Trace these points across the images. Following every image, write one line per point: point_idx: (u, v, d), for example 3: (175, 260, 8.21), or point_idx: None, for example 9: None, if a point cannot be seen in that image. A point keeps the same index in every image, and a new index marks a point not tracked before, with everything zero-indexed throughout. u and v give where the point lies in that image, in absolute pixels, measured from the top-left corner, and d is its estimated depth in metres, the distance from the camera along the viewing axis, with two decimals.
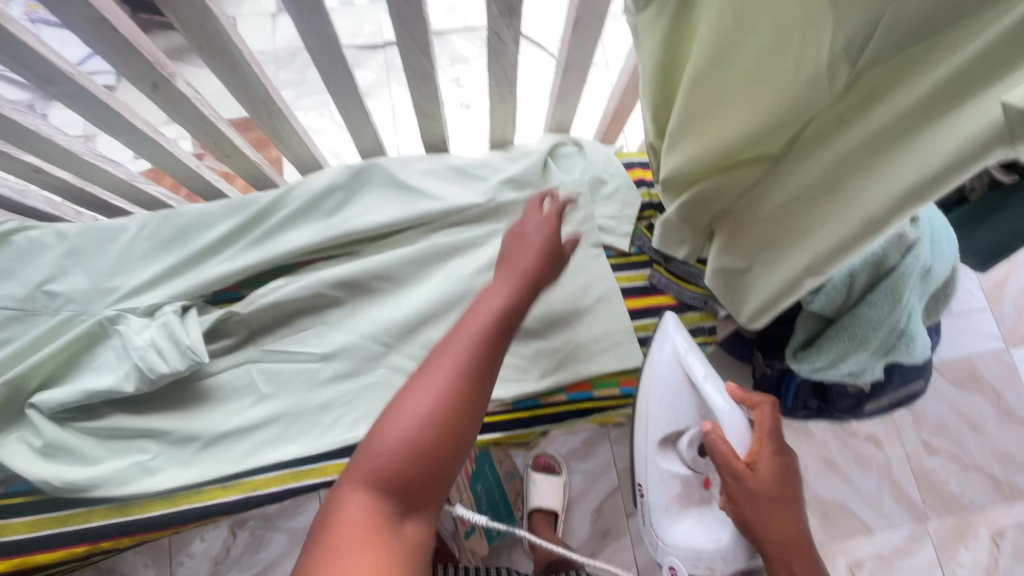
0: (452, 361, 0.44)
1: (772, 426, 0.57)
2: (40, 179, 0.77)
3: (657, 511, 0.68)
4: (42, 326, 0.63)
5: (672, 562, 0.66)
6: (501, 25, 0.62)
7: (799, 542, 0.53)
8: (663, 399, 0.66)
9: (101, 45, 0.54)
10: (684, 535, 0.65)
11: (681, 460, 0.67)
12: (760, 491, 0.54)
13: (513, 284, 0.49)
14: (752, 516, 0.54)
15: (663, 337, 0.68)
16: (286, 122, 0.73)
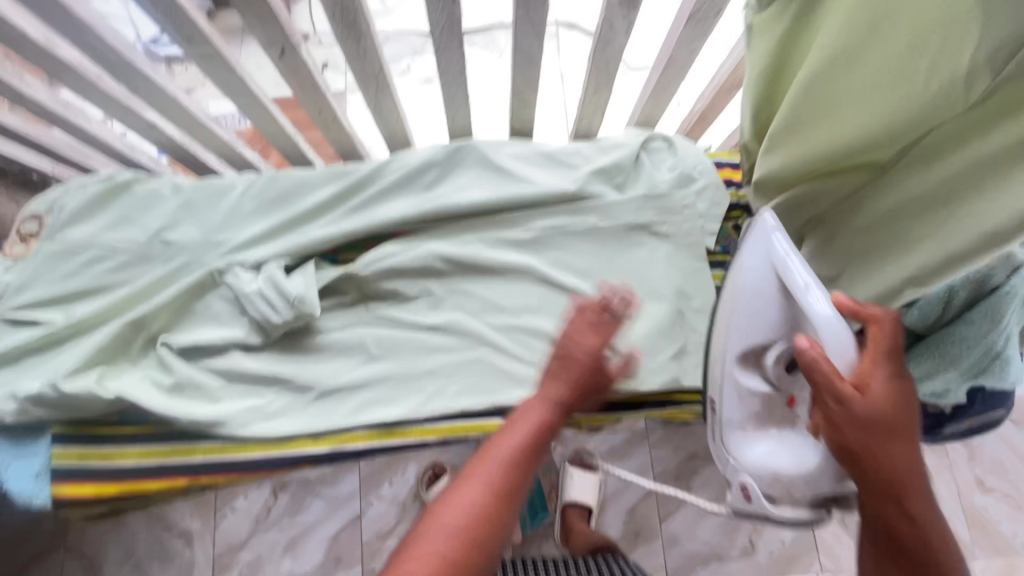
0: (498, 453, 0.49)
1: (892, 345, 0.47)
2: (153, 135, 0.81)
3: (729, 429, 0.61)
4: (156, 271, 0.67)
5: (743, 485, 0.60)
6: (616, 14, 0.64)
7: (910, 476, 0.45)
8: (753, 306, 0.57)
9: (246, 8, 0.57)
10: (760, 458, 0.59)
11: (764, 377, 0.59)
12: (868, 417, 0.45)
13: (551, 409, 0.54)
14: (857, 444, 0.46)
15: (755, 237, 0.58)
16: (390, 97, 0.76)
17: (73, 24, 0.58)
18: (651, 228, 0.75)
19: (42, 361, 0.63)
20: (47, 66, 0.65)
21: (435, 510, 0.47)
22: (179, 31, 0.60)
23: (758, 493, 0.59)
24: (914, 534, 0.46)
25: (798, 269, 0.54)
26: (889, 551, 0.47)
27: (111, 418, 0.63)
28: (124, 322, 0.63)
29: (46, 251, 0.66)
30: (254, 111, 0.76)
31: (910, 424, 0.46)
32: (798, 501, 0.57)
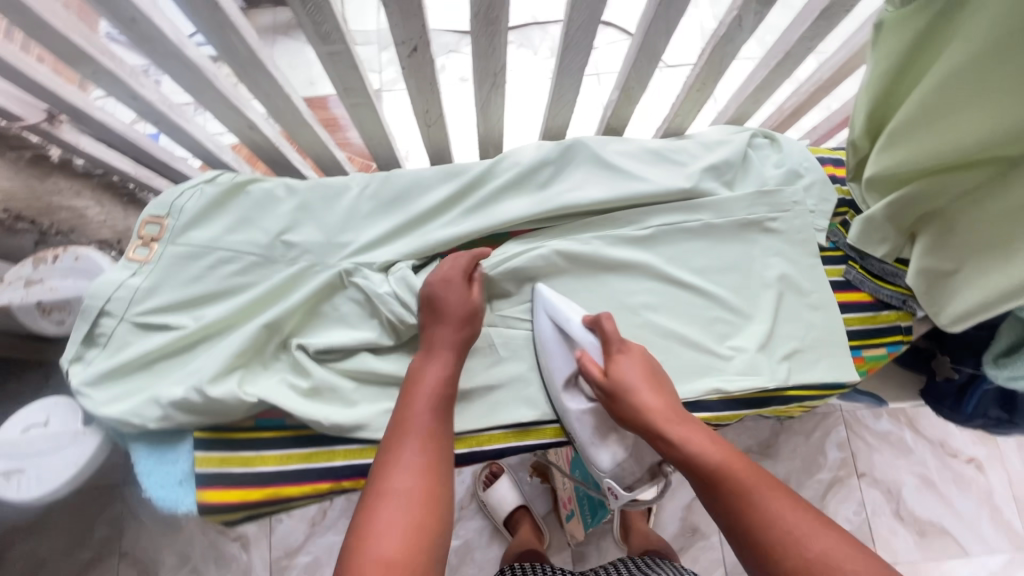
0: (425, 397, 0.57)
1: (612, 334, 0.62)
2: (250, 135, 0.80)
3: (585, 446, 0.64)
4: (283, 273, 0.67)
5: (606, 484, 0.63)
6: (750, 10, 0.63)
7: (654, 416, 0.56)
8: (540, 346, 0.68)
9: (394, 6, 0.56)
10: (614, 455, 0.63)
11: (584, 395, 0.65)
12: (619, 389, 0.59)
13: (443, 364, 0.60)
14: (629, 410, 0.58)
15: (534, 295, 0.70)
16: (500, 95, 0.75)
17: (216, 22, 0.57)
18: (762, 226, 0.75)
19: (177, 364, 0.63)
20: (172, 65, 0.64)
21: (416, 381, 0.58)
22: (318, 30, 0.59)
23: (618, 486, 0.62)
24: (679, 455, 0.54)
25: (552, 299, 0.68)
26: (693, 478, 0.53)
27: (247, 422, 0.62)
28: (261, 327, 0.64)
29: (171, 254, 0.65)
30: (362, 109, 0.75)
31: (654, 381, 0.60)
32: (642, 476, 0.63)
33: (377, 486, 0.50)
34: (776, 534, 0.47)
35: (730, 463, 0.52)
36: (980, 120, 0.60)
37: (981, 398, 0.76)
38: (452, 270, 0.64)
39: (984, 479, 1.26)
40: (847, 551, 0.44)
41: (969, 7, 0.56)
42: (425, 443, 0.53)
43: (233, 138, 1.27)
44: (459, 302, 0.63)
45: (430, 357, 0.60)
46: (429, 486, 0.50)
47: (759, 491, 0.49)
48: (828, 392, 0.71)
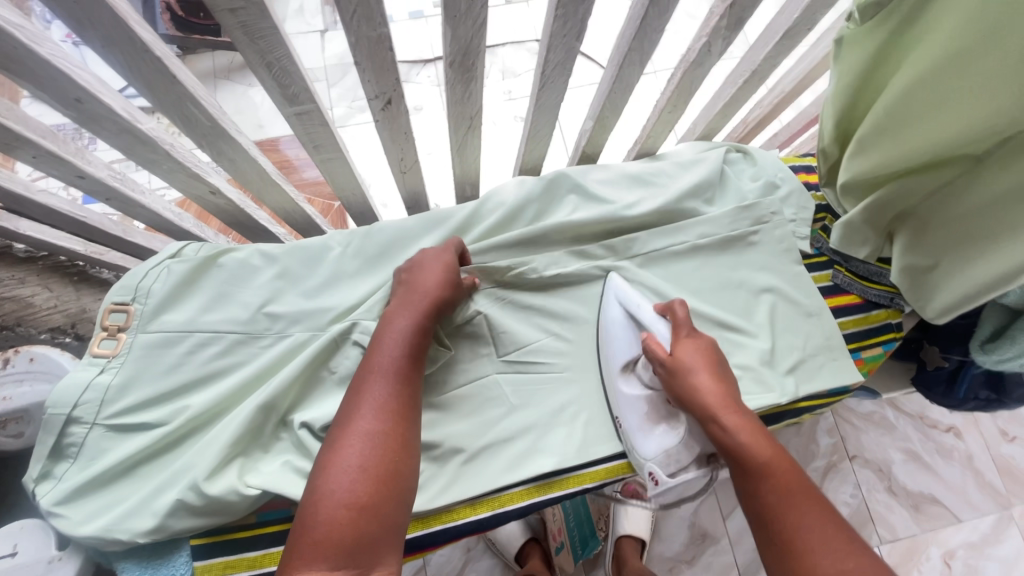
0: (389, 349, 0.55)
1: (684, 318, 0.62)
2: (213, 200, 0.76)
3: (631, 433, 0.63)
4: (271, 349, 0.63)
5: (648, 471, 0.61)
6: (719, 37, 0.64)
7: (711, 399, 0.55)
8: (603, 330, 0.68)
9: (366, 61, 0.53)
10: (661, 443, 0.61)
11: (640, 382, 0.63)
12: (680, 368, 0.58)
13: (411, 318, 0.57)
14: (686, 390, 0.57)
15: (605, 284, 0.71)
16: (477, 136, 0.73)
17: (173, 95, 0.52)
18: (747, 239, 0.76)
19: (163, 466, 0.57)
20: (124, 141, 0.59)
21: (374, 351, 0.55)
22: (285, 92, 0.56)
23: (660, 471, 0.60)
24: (730, 445, 0.53)
25: (626, 291, 0.67)
26: (739, 472, 0.52)
27: (249, 518, 0.57)
28: (256, 409, 0.58)
29: (143, 344, 0.60)
30: (333, 163, 0.72)
31: (718, 366, 0.58)
32: (688, 465, 0.60)
33: (330, 455, 0.47)
34: (807, 540, 0.45)
35: (776, 464, 0.51)
36: (944, 127, 0.62)
37: (972, 382, 0.79)
38: (434, 257, 0.63)
39: (963, 444, 1.30)
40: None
41: (930, 14, 0.58)
42: (386, 414, 0.50)
43: (177, 194, 1.19)
44: (434, 278, 0.61)
45: (394, 321, 0.57)
46: (386, 459, 0.48)
47: (800, 500, 0.48)
48: (836, 397, 0.72)
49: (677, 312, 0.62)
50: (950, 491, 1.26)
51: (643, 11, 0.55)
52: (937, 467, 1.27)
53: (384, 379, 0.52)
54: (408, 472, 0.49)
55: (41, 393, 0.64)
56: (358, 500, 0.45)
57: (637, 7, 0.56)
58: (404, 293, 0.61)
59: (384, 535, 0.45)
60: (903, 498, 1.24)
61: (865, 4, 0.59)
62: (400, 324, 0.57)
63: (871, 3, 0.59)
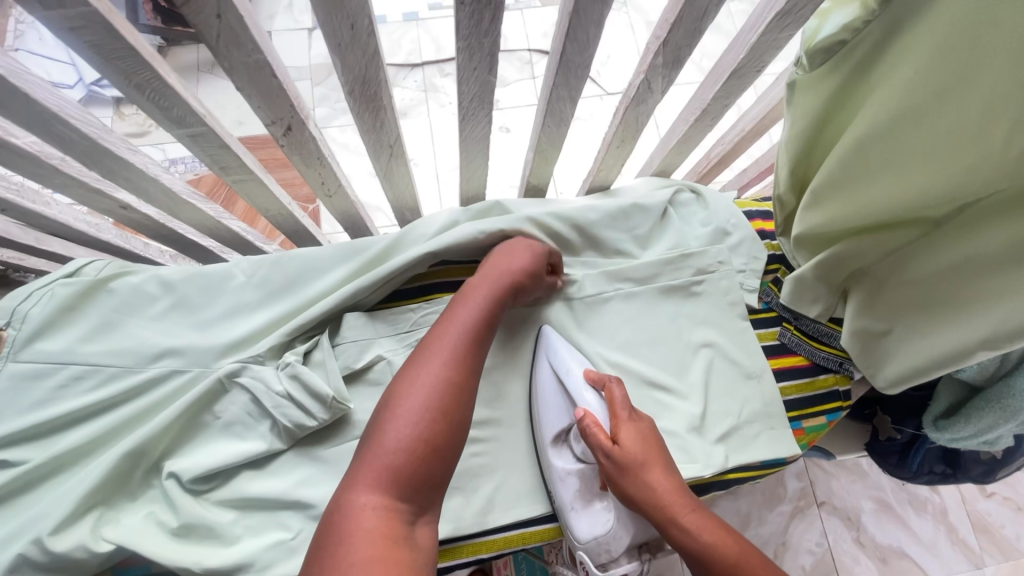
0: (466, 315, 0.53)
1: (625, 399, 0.55)
2: (126, 215, 0.71)
3: (564, 509, 0.58)
4: (152, 385, 0.58)
5: (579, 558, 0.57)
6: (658, 74, 0.59)
7: (664, 498, 0.50)
8: (539, 395, 0.62)
9: (251, 88, 0.49)
10: (593, 526, 0.56)
11: (574, 454, 0.59)
12: (629, 463, 0.51)
13: (490, 288, 0.57)
14: (639, 490, 0.51)
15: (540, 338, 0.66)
16: (402, 163, 0.68)
17: (35, 114, 0.48)
18: (689, 289, 0.71)
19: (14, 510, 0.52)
20: (1, 156, 0.55)
21: (452, 310, 0.54)
22: (167, 114, 0.51)
23: (591, 561, 0.56)
24: (695, 549, 0.47)
25: (564, 355, 0.62)
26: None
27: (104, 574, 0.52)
28: (123, 454, 0.53)
29: (10, 374, 0.55)
30: (248, 185, 0.67)
31: (664, 455, 0.53)
32: (620, 556, 0.55)
33: (398, 393, 0.47)
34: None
35: (746, 562, 0.45)
36: (902, 183, 0.57)
37: (924, 456, 0.74)
38: (526, 247, 0.63)
39: (939, 498, 1.23)
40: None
41: (883, 63, 0.52)
42: (455, 368, 0.49)
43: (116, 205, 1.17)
44: (523, 262, 0.61)
45: (473, 292, 0.56)
46: (449, 403, 0.47)
47: None
48: (771, 469, 0.67)
49: (617, 393, 0.56)
50: (923, 548, 1.19)
51: (562, 45, 0.50)
52: (908, 520, 1.20)
53: (458, 331, 0.52)
54: (460, 420, 0.47)
55: None
56: (423, 443, 0.44)
57: (556, 41, 0.51)
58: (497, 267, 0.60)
59: (432, 487, 0.44)
60: (870, 550, 1.18)
61: (814, 49, 0.53)
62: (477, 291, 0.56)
63: (820, 50, 0.52)
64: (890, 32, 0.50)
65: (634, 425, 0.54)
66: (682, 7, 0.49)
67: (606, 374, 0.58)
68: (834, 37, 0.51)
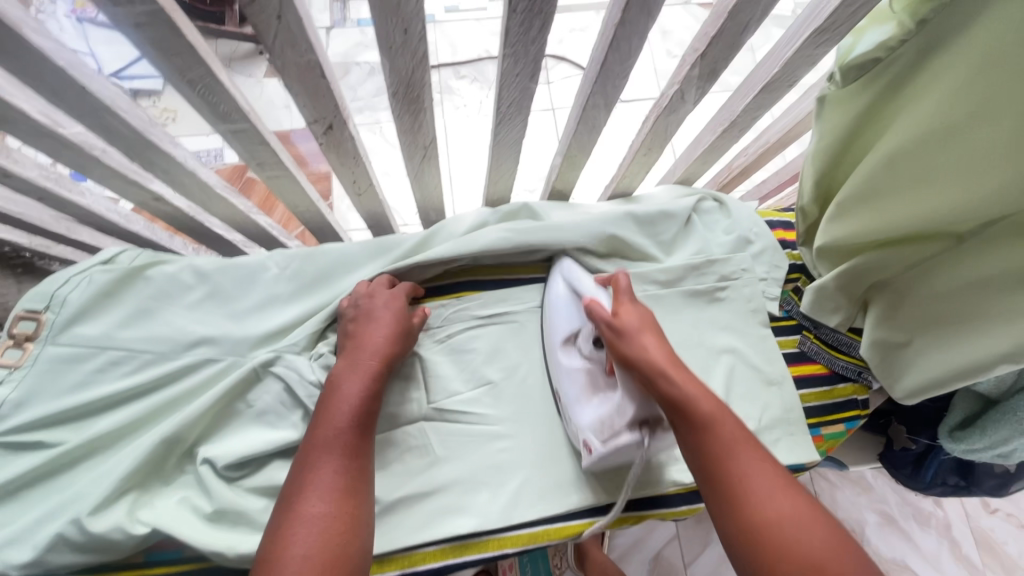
0: (340, 412, 0.51)
1: (626, 287, 0.60)
2: (158, 206, 0.72)
3: (569, 405, 0.60)
4: (187, 374, 0.58)
5: (584, 439, 0.57)
6: (692, 85, 0.60)
7: (658, 358, 0.53)
8: (548, 306, 0.67)
9: (298, 87, 0.50)
10: (597, 411, 0.57)
11: (581, 354, 0.62)
12: (626, 328, 0.55)
13: (364, 373, 0.54)
14: (633, 353, 0.54)
15: (556, 267, 0.69)
16: (435, 165, 0.69)
17: (87, 105, 0.49)
18: (711, 296, 0.72)
19: (49, 491, 0.53)
20: (46, 145, 0.56)
21: (335, 390, 0.52)
22: (214, 110, 0.52)
23: (595, 439, 0.56)
24: (680, 398, 0.51)
25: (574, 269, 0.66)
26: (685, 426, 0.50)
27: (138, 557, 0.53)
28: (159, 439, 0.54)
29: (49, 358, 0.56)
30: (281, 181, 0.68)
31: (659, 331, 0.57)
32: (622, 431, 0.54)
33: (289, 510, 0.45)
34: (757, 505, 0.45)
35: (722, 424, 0.50)
36: (928, 200, 0.58)
37: (940, 467, 0.75)
38: (388, 296, 0.61)
39: (942, 512, 1.23)
40: (820, 533, 0.43)
41: (918, 82, 0.53)
42: (335, 490, 0.46)
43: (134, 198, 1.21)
44: (386, 330, 0.57)
45: (346, 380, 0.53)
46: (351, 509, 0.46)
47: (741, 447, 0.49)
48: (790, 475, 0.68)
49: (618, 283, 0.61)
50: (926, 561, 1.19)
51: (604, 56, 0.52)
52: (911, 533, 1.20)
53: (347, 419, 0.50)
54: (371, 524, 0.47)
55: None
56: None
57: (598, 51, 0.52)
58: (357, 331, 0.58)
59: None
60: (873, 561, 1.18)
61: (849, 66, 0.54)
62: (352, 380, 0.53)
63: (855, 66, 0.53)
64: (926, 53, 0.51)
65: (629, 307, 0.58)
66: (725, 22, 0.50)
67: (613, 272, 0.63)
68: (869, 55, 0.51)
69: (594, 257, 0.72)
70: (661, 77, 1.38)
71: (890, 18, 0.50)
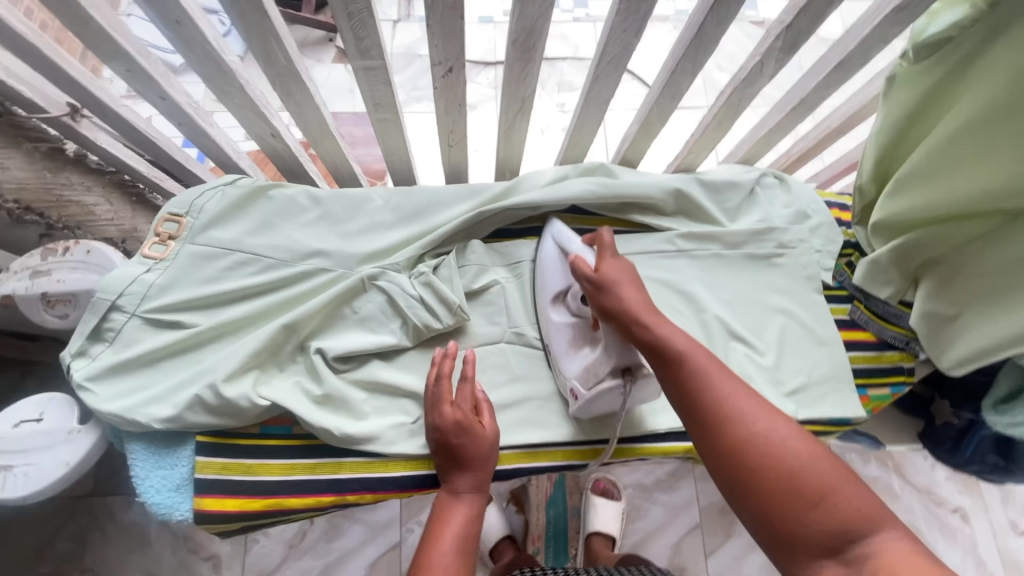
0: (451, 535, 0.53)
1: (611, 246, 0.62)
2: (271, 143, 0.80)
3: (558, 355, 0.65)
4: (305, 280, 0.66)
5: (571, 387, 0.62)
6: (771, 58, 0.66)
7: (635, 310, 0.56)
8: (541, 266, 0.69)
9: (437, 27, 0.58)
10: (582, 363, 0.62)
11: (569, 310, 0.65)
12: (607, 281, 0.59)
13: (465, 512, 0.55)
14: (611, 302, 0.58)
15: (547, 231, 0.72)
16: (525, 120, 0.77)
17: (261, 29, 0.57)
18: (769, 261, 0.78)
19: (185, 364, 0.61)
20: (206, 68, 0.64)
21: (439, 526, 0.54)
22: (358, 44, 0.61)
23: (581, 387, 0.61)
24: (651, 339, 0.54)
25: (563, 228, 0.69)
26: (658, 363, 0.54)
27: (253, 429, 0.60)
28: (282, 327, 0.61)
29: (189, 253, 0.64)
30: (387, 125, 0.76)
31: (639, 284, 0.60)
32: (605, 378, 0.59)
33: None
34: (729, 413, 0.48)
35: (692, 351, 0.53)
36: (985, 174, 0.63)
37: (978, 444, 0.78)
38: (456, 418, 0.58)
39: (970, 529, 1.21)
40: (793, 437, 0.45)
41: (980, 64, 0.59)
42: None
43: (253, 145, 1.39)
44: (474, 452, 0.57)
45: (449, 517, 0.55)
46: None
47: (717, 377, 0.50)
48: (835, 429, 0.71)
49: (602, 243, 0.63)
50: None
51: (703, 18, 0.59)
52: (937, 543, 1.19)
53: (452, 545, 0.52)
54: None
55: (91, 284, 0.66)
56: None
57: (697, 15, 0.59)
58: (445, 457, 0.58)
59: None
60: None
61: (922, 44, 0.60)
62: (455, 517, 0.55)
63: (928, 44, 0.59)
64: (993, 36, 0.57)
65: (595, 265, 0.61)
66: None
67: (598, 231, 0.65)
68: (943, 33, 0.57)
69: (663, 215, 0.78)
70: (710, 86, 1.44)
71: (963, 1, 0.56)
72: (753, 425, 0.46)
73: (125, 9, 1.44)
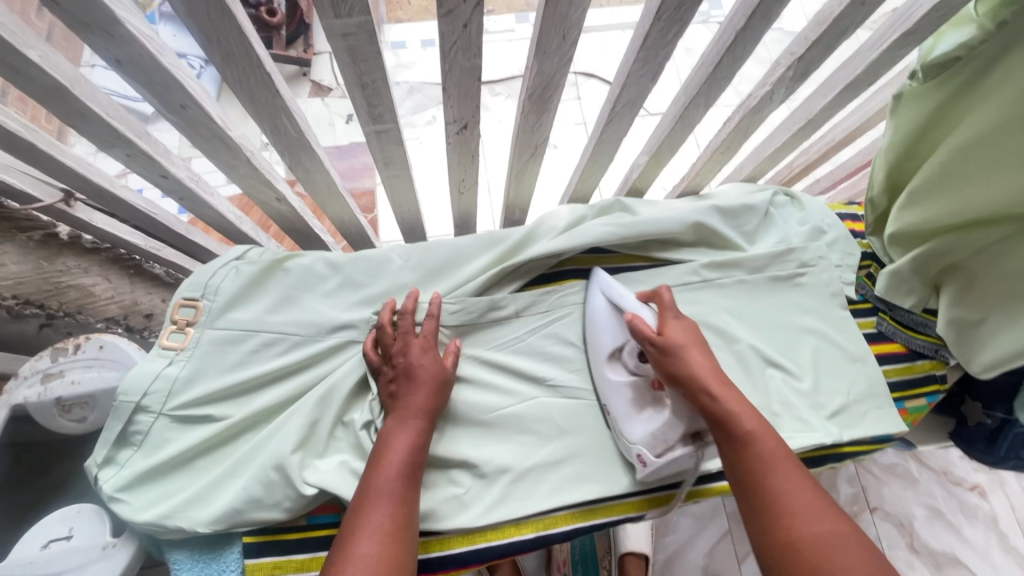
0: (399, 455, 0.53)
1: (671, 305, 0.63)
2: (276, 207, 0.78)
3: (620, 419, 0.62)
4: (333, 355, 0.64)
5: (637, 453, 0.60)
6: (783, 86, 0.66)
7: (702, 373, 0.56)
8: (591, 321, 0.68)
9: (454, 88, 0.56)
10: (648, 425, 0.60)
11: (626, 368, 0.64)
12: (672, 345, 0.58)
13: (413, 426, 0.55)
14: (677, 367, 0.57)
15: (592, 282, 0.71)
16: (537, 163, 0.76)
17: (271, 107, 0.55)
18: (792, 281, 0.78)
19: (221, 458, 0.58)
20: (210, 146, 0.62)
21: (385, 446, 0.54)
22: (371, 111, 0.59)
23: (649, 453, 0.59)
24: (718, 412, 0.54)
25: (610, 280, 0.68)
26: (722, 437, 0.53)
27: (299, 521, 0.58)
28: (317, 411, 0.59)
29: (209, 340, 0.61)
30: (397, 180, 0.74)
31: (704, 345, 0.60)
32: (676, 444, 0.58)
33: (340, 556, 0.46)
34: (790, 504, 0.47)
35: (761, 432, 0.52)
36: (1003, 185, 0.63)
37: (1013, 440, 0.78)
38: (417, 342, 0.61)
39: (988, 505, 1.17)
40: (850, 540, 0.45)
41: (989, 80, 0.59)
42: (387, 541, 0.47)
43: (233, 190, 1.35)
44: (429, 372, 0.59)
45: (399, 430, 0.55)
46: (398, 552, 0.47)
47: (780, 464, 0.50)
48: (879, 446, 0.72)
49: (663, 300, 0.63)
50: None
51: (719, 58, 0.58)
52: None
53: (398, 466, 0.52)
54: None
55: (107, 382, 0.62)
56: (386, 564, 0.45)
57: (713, 54, 0.59)
58: (402, 375, 0.59)
59: None
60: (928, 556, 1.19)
61: (929, 64, 0.60)
62: (404, 432, 0.55)
63: (935, 64, 0.59)
64: (1002, 52, 0.57)
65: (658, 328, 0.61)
66: (829, 25, 0.56)
67: (655, 288, 0.66)
68: (949, 53, 0.58)
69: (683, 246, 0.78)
70: None
71: (970, 22, 0.56)
72: (812, 526, 0.46)
73: (87, 60, 1.39)
